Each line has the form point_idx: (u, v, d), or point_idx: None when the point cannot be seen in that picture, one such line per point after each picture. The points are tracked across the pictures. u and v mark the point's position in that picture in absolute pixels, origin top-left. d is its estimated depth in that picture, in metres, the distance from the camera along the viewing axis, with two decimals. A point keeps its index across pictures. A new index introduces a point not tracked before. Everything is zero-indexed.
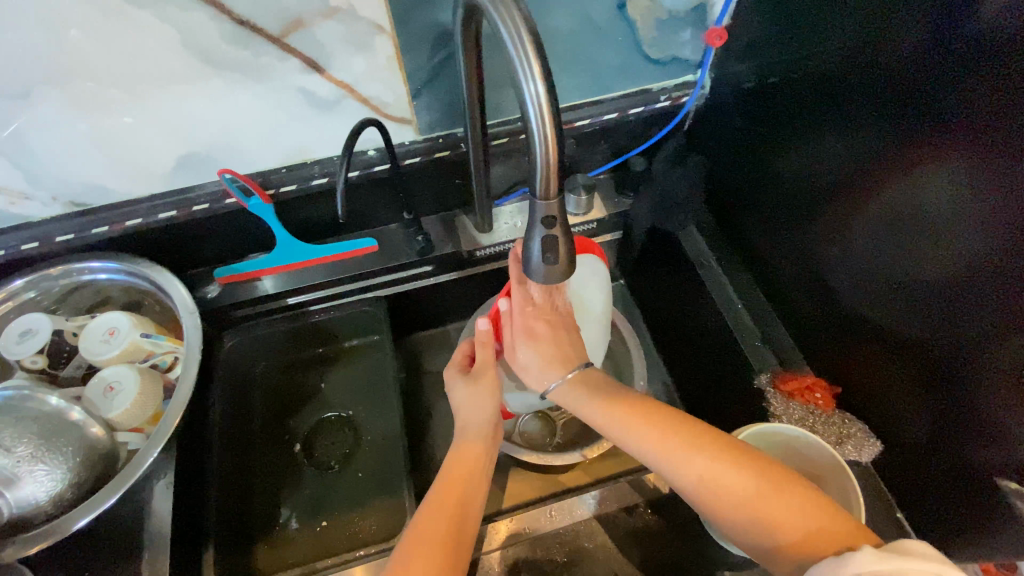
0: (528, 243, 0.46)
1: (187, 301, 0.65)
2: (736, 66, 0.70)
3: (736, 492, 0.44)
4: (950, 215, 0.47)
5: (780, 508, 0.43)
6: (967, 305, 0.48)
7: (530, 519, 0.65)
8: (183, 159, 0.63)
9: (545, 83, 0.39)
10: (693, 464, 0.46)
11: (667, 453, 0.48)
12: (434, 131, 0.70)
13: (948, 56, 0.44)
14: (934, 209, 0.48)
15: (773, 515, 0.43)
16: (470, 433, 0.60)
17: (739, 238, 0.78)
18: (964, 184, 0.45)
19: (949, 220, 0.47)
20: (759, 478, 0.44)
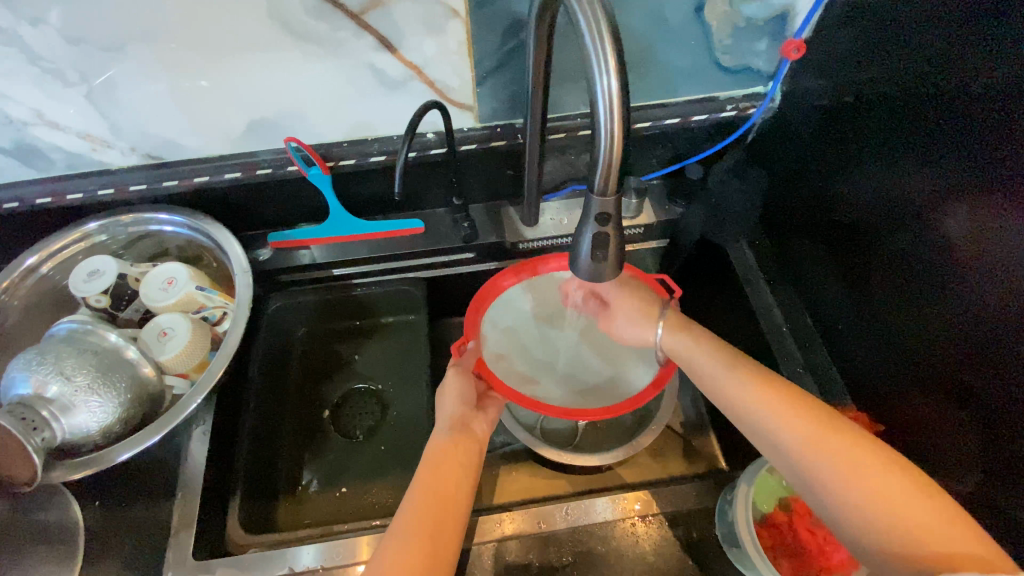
0: (578, 238, 0.47)
1: (242, 258, 0.68)
2: (811, 81, 0.67)
3: (869, 470, 0.43)
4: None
5: (918, 512, 0.40)
6: None
7: (540, 516, 0.65)
8: (253, 124, 0.66)
9: (619, 78, 0.38)
10: (845, 458, 0.44)
11: (814, 441, 0.46)
12: (494, 121, 0.70)
13: None
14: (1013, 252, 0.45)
15: (914, 521, 0.40)
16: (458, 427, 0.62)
17: (789, 260, 0.75)
18: None
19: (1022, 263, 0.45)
20: (906, 480, 0.42)
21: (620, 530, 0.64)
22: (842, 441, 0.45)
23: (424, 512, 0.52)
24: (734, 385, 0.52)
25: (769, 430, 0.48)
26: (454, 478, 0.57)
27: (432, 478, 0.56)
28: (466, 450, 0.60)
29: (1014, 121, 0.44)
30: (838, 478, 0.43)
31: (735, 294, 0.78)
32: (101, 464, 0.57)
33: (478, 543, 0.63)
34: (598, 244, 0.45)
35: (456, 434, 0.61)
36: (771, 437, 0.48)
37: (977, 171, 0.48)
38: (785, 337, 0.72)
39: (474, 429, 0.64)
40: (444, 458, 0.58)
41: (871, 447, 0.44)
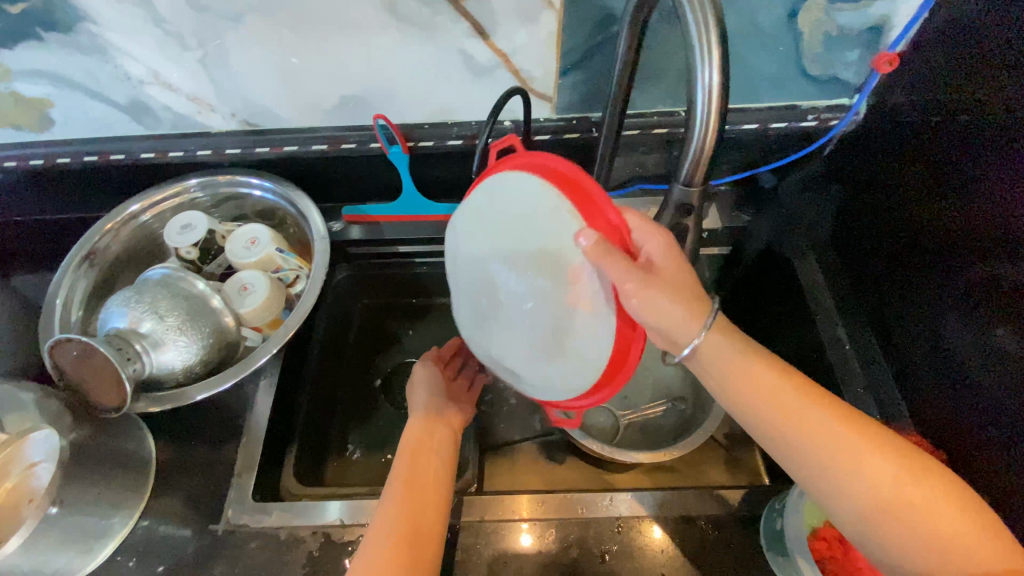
0: (655, 225, 0.48)
1: (320, 227, 0.72)
2: (901, 96, 0.66)
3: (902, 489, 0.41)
4: None
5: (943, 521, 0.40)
6: None
7: (554, 503, 0.65)
8: (345, 99, 0.69)
9: (720, 71, 0.39)
10: (874, 475, 0.41)
11: (843, 458, 0.42)
12: (571, 113, 0.72)
13: None
14: None
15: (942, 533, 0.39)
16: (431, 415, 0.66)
17: (858, 278, 0.73)
18: None
19: None
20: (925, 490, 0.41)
21: (641, 525, 0.63)
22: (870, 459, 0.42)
23: (401, 501, 0.55)
24: (745, 384, 0.46)
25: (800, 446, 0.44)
26: (427, 466, 0.60)
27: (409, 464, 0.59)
28: (436, 440, 0.63)
29: None
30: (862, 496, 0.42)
31: (797, 307, 0.76)
32: (183, 399, 0.61)
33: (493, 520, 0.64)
34: (677, 235, 0.46)
35: (424, 426, 0.64)
36: (781, 439, 0.45)
37: None
38: (848, 355, 0.70)
39: (446, 416, 0.67)
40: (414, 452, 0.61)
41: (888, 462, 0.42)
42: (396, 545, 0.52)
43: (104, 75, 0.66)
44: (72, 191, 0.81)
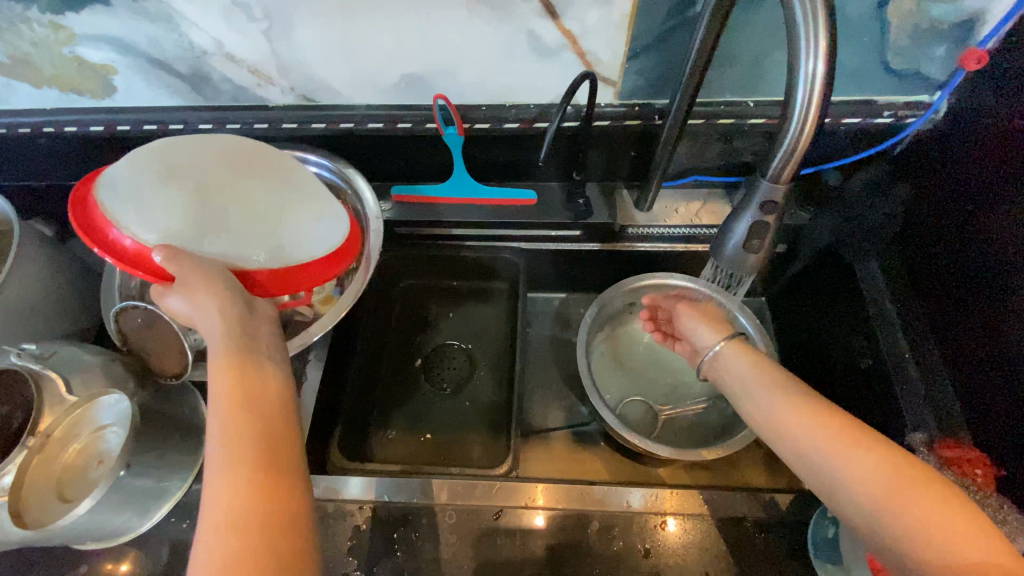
0: (731, 223, 0.47)
1: (375, 207, 0.71)
2: (987, 96, 0.62)
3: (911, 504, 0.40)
4: None
5: (945, 517, 0.39)
6: None
7: (561, 492, 0.63)
8: (406, 77, 0.68)
9: (827, 63, 0.38)
10: (877, 475, 0.42)
11: (847, 460, 0.44)
12: (633, 99, 0.70)
13: None
14: None
15: (941, 527, 0.38)
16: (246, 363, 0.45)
17: (925, 286, 0.69)
18: None
19: None
20: (926, 488, 0.40)
21: (650, 521, 0.62)
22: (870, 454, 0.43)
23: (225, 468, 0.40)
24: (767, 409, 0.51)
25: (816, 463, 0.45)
26: (248, 445, 0.41)
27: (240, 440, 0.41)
28: (258, 396, 0.43)
29: None
30: (864, 485, 0.42)
31: (855, 310, 0.74)
32: None
33: (508, 509, 0.62)
34: (758, 232, 0.45)
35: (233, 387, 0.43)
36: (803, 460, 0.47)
37: None
38: (905, 364, 0.67)
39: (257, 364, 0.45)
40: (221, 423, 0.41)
41: (890, 459, 0.42)
42: (229, 514, 0.38)
43: (168, 44, 0.66)
44: (129, 158, 0.82)
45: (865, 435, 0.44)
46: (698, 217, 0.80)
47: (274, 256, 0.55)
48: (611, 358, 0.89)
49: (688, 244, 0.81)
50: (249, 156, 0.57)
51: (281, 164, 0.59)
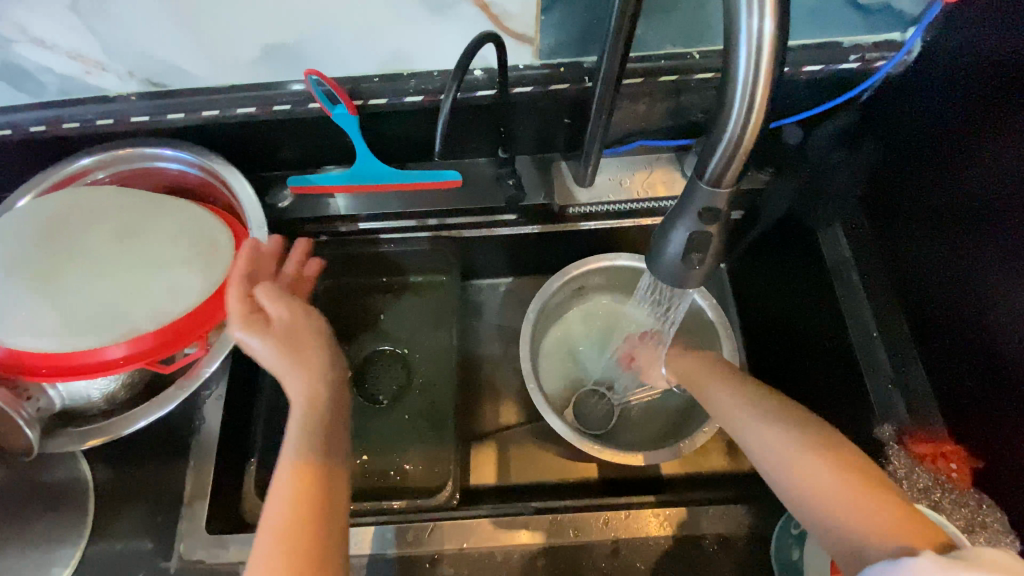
0: (664, 231, 0.37)
1: (257, 212, 0.61)
2: (973, 30, 0.52)
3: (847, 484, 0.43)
4: None
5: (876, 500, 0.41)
6: None
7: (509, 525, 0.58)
8: (270, 49, 0.54)
9: (777, 23, 0.29)
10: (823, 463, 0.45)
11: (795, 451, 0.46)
12: (556, 58, 0.57)
13: None
14: None
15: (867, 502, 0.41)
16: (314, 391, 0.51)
17: (893, 254, 0.62)
18: None
19: None
20: (864, 477, 0.43)
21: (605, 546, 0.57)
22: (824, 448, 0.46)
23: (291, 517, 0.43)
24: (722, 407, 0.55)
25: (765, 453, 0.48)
26: (306, 525, 0.42)
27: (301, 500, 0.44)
28: (322, 489, 0.45)
29: None
30: (810, 473, 0.45)
31: (821, 283, 0.66)
32: (113, 435, 0.52)
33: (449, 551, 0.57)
34: (697, 246, 0.36)
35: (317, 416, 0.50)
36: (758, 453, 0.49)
37: None
38: (875, 345, 0.61)
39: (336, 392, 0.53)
40: (284, 482, 0.45)
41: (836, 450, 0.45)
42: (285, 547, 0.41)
43: None
44: None
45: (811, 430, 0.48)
46: (643, 190, 0.69)
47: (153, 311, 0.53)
48: (561, 347, 0.81)
49: (633, 219, 0.72)
50: (110, 213, 0.56)
51: (143, 212, 0.57)
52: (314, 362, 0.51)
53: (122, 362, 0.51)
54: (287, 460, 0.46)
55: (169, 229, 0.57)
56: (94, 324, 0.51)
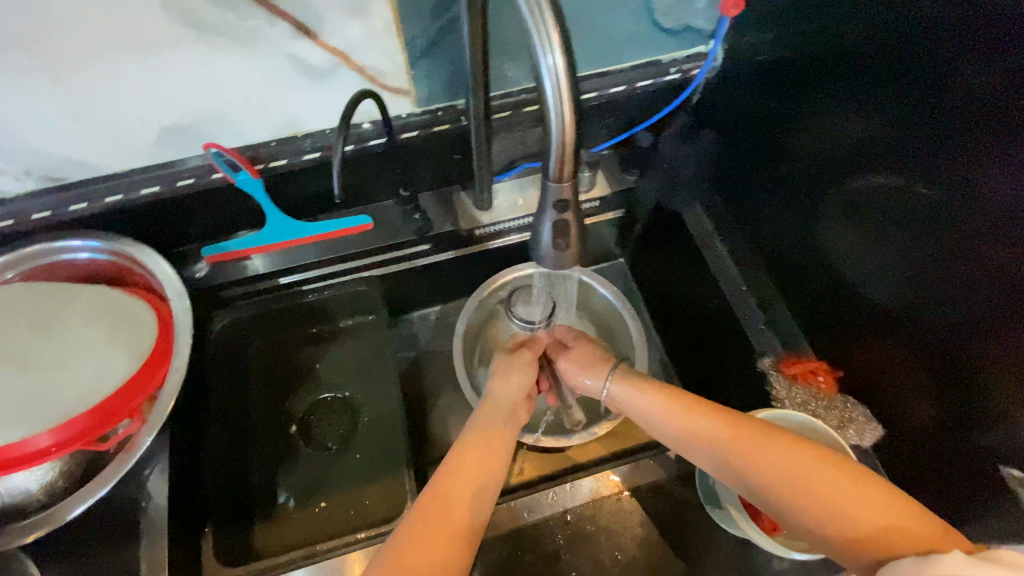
0: (538, 226, 0.46)
1: (176, 283, 0.64)
2: (755, 36, 0.67)
3: (821, 476, 0.45)
4: (1010, 206, 0.44)
5: (859, 506, 0.44)
6: (991, 284, 0.47)
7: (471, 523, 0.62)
8: (165, 131, 0.59)
9: (564, 55, 0.37)
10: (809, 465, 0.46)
11: (764, 456, 0.47)
12: (433, 104, 0.65)
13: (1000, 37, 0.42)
14: (972, 209, 0.47)
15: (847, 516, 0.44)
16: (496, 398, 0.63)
17: (747, 222, 0.76)
18: None
19: (1000, 207, 0.45)
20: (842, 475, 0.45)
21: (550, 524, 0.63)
22: (800, 456, 0.47)
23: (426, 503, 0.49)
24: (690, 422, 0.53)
25: (737, 461, 0.49)
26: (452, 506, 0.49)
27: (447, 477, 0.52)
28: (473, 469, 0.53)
29: (973, 64, 0.44)
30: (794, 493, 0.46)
31: (696, 256, 0.78)
32: (58, 520, 0.54)
33: None
34: (561, 232, 0.45)
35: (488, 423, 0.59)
36: (741, 468, 0.48)
37: (938, 117, 0.48)
38: (745, 296, 0.74)
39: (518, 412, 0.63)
40: (468, 462, 0.53)
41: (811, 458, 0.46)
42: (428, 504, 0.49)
43: None
44: None
45: (769, 439, 0.48)
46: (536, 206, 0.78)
47: (83, 394, 0.55)
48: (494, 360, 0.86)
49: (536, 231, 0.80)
50: (34, 304, 0.58)
51: (66, 298, 0.60)
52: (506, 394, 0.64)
53: (54, 449, 0.52)
54: (471, 437, 0.56)
55: (91, 314, 0.59)
56: (22, 416, 0.53)
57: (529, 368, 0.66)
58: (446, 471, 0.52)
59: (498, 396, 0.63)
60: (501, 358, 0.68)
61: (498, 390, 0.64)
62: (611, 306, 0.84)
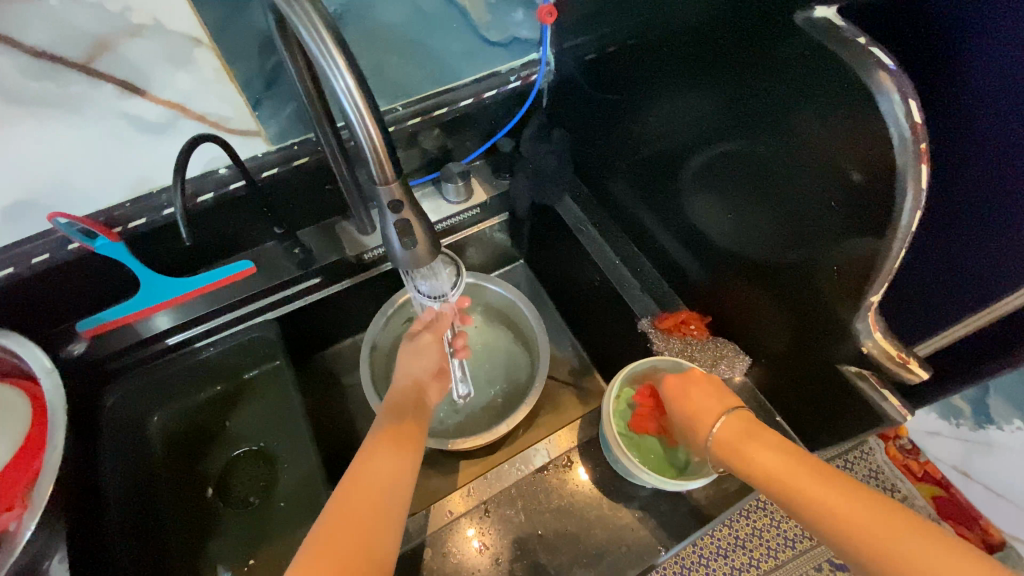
0: (386, 233, 0.49)
1: (42, 359, 0.61)
2: (572, 40, 0.76)
3: (895, 527, 0.43)
4: (778, 143, 0.52)
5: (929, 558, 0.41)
6: (797, 208, 0.54)
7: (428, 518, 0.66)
8: (9, 209, 0.58)
9: (353, 76, 0.42)
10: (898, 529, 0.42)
11: (825, 500, 0.46)
12: (287, 140, 0.66)
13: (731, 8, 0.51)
14: (756, 153, 0.56)
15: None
16: (404, 384, 0.65)
17: (611, 202, 0.84)
18: (809, 115, 0.48)
19: (773, 145, 0.53)
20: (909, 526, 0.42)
21: (477, 518, 0.66)
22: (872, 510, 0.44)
23: (338, 508, 0.47)
24: (776, 465, 0.51)
25: (803, 506, 0.48)
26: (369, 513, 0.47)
27: (361, 481, 0.50)
28: (399, 475, 0.52)
29: (722, 34, 0.53)
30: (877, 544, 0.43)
31: (574, 243, 0.86)
32: None
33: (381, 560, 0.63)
34: (405, 230, 0.48)
35: (398, 416, 0.60)
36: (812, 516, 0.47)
37: (716, 80, 0.56)
38: (621, 269, 0.81)
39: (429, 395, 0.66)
40: (378, 472, 0.51)
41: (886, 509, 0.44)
42: (343, 515, 0.47)
43: None
44: None
45: (831, 480, 0.47)
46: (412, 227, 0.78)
47: None
48: None
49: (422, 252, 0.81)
50: None
51: None
52: (415, 371, 0.66)
53: None
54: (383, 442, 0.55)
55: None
56: None
57: (433, 350, 0.68)
58: (356, 480, 0.50)
59: (407, 391, 0.64)
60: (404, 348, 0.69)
61: (405, 376, 0.66)
62: (512, 303, 0.88)
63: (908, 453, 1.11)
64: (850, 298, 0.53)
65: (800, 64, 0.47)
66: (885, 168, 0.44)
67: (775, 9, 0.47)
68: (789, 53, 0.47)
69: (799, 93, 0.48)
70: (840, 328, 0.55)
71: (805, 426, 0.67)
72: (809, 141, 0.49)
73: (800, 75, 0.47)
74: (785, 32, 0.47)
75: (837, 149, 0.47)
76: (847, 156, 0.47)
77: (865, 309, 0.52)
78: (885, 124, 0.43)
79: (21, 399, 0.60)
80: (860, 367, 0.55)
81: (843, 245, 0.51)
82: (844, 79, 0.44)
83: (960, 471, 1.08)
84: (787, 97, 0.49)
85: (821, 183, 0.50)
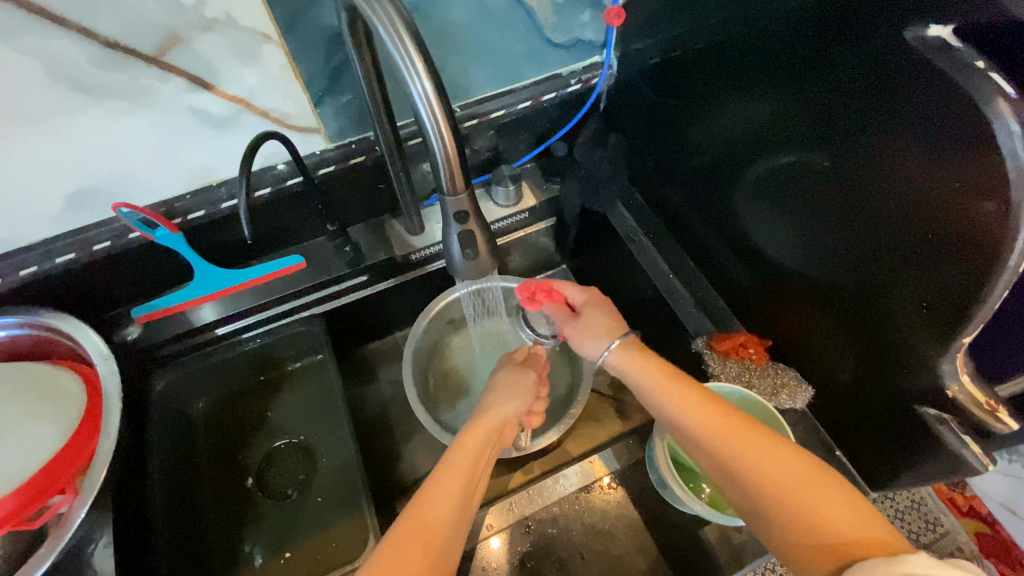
0: (448, 242, 0.48)
1: (101, 346, 0.63)
2: (637, 43, 0.73)
3: (779, 469, 0.45)
4: (868, 163, 0.49)
5: (831, 506, 0.43)
6: (880, 237, 0.51)
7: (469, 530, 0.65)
8: (74, 197, 0.59)
9: (431, 81, 0.41)
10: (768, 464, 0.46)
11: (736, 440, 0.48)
12: (346, 137, 0.68)
13: (823, 17, 0.47)
14: (837, 174, 0.52)
15: (820, 517, 0.42)
16: (495, 409, 0.60)
17: (666, 211, 0.81)
18: (908, 139, 0.45)
19: (863, 166, 0.49)
20: (824, 478, 0.44)
21: (517, 533, 0.65)
22: (775, 452, 0.46)
23: (408, 516, 0.47)
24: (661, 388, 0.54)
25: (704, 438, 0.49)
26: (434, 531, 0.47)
27: (435, 490, 0.49)
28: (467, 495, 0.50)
29: (810, 45, 0.50)
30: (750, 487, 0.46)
31: (624, 252, 0.83)
32: None
33: None
34: (468, 241, 0.47)
35: (483, 435, 0.57)
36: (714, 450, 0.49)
37: (799, 95, 0.53)
38: (673, 282, 0.79)
39: (511, 428, 0.61)
40: (449, 477, 0.51)
41: (801, 458, 0.46)
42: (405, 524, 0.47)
43: None
44: None
45: (757, 430, 0.48)
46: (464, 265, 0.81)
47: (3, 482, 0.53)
48: (448, 382, 0.87)
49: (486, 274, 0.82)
50: None
51: None
52: (511, 402, 0.61)
53: None
54: (457, 454, 0.54)
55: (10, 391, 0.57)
56: None
57: (525, 393, 0.63)
58: (429, 489, 0.50)
59: (492, 415, 0.59)
60: (505, 375, 0.66)
61: (492, 409, 0.60)
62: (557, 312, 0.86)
63: (955, 487, 1.05)
64: (934, 338, 0.49)
65: (901, 82, 0.43)
66: (994, 206, 0.40)
67: (877, 22, 0.43)
68: (890, 70, 0.44)
69: (897, 114, 0.45)
70: (919, 366, 0.52)
71: (868, 462, 0.63)
72: (903, 167, 0.46)
73: (903, 94, 0.43)
74: (889, 47, 0.43)
75: (935, 180, 0.44)
76: (944, 187, 0.43)
77: (955, 350, 0.47)
78: (1003, 155, 0.38)
79: (75, 380, 0.61)
80: (941, 410, 0.52)
81: (930, 280, 0.47)
82: (957, 103, 0.40)
83: (1008, 509, 1.02)
84: (887, 115, 0.46)
85: (913, 214, 0.47)
